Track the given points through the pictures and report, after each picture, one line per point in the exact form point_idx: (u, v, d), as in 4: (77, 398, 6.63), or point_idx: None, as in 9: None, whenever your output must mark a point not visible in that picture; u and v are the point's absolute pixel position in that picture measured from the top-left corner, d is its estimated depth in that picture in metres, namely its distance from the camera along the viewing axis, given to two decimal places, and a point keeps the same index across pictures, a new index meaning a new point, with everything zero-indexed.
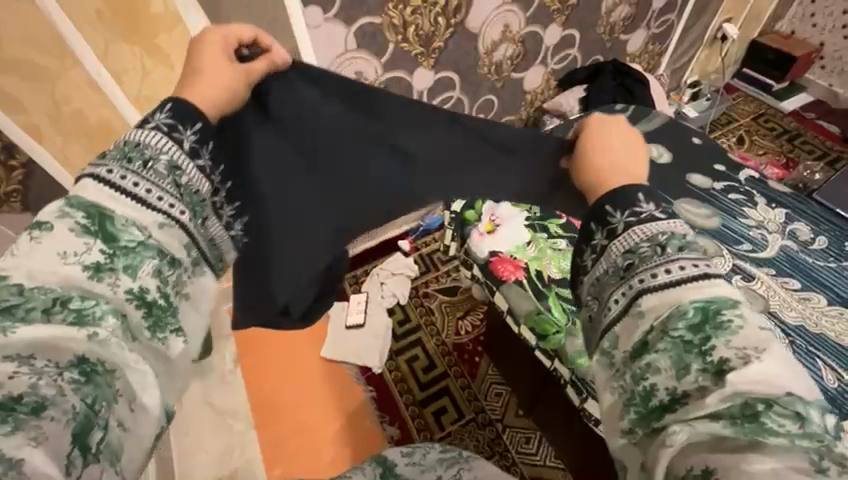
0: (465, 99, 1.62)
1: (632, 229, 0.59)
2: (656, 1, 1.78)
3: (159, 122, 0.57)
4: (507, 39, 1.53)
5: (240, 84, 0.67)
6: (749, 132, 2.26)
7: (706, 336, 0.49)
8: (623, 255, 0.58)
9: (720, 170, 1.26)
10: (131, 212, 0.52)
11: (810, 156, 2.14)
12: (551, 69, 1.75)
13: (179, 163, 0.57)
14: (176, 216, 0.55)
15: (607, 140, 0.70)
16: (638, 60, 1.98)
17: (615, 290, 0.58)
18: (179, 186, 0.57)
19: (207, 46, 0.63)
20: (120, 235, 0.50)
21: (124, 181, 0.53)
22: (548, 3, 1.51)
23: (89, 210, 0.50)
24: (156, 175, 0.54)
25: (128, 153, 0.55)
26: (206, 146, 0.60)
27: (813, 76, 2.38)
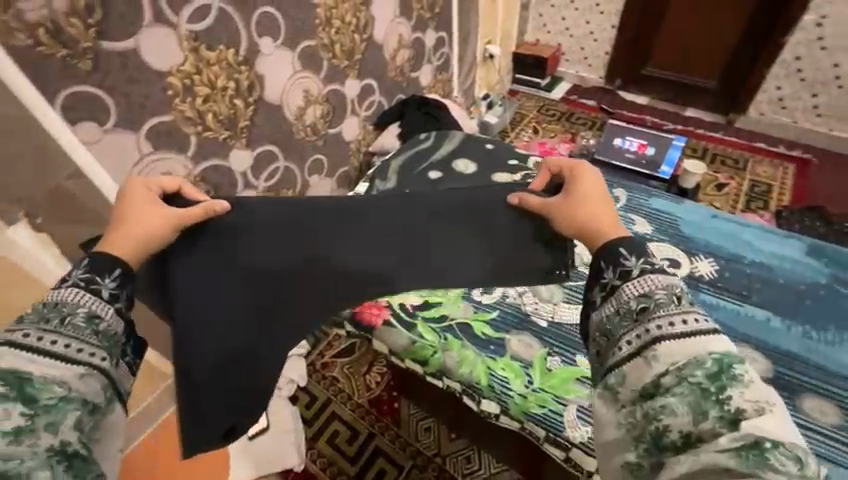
0: (293, 165, 1.63)
1: (644, 275, 0.69)
2: (427, 41, 2.07)
3: (77, 279, 0.65)
4: (312, 101, 1.60)
5: (166, 220, 0.80)
6: (538, 122, 2.73)
7: (721, 386, 0.56)
8: (638, 298, 0.67)
9: (514, 163, 1.48)
10: (51, 370, 0.57)
11: (585, 128, 2.67)
12: (363, 117, 1.89)
13: (98, 312, 0.64)
14: (96, 363, 0.61)
15: (597, 203, 0.83)
16: (433, 91, 2.26)
17: (629, 332, 0.66)
18: (99, 334, 0.63)
19: (142, 201, 0.79)
20: (39, 395, 0.54)
21: (41, 341, 0.58)
22: (336, 63, 1.64)
23: (4, 377, 0.53)
24: (74, 329, 0.61)
25: (46, 314, 0.61)
26: (126, 290, 0.68)
27: (563, 69, 3.00)
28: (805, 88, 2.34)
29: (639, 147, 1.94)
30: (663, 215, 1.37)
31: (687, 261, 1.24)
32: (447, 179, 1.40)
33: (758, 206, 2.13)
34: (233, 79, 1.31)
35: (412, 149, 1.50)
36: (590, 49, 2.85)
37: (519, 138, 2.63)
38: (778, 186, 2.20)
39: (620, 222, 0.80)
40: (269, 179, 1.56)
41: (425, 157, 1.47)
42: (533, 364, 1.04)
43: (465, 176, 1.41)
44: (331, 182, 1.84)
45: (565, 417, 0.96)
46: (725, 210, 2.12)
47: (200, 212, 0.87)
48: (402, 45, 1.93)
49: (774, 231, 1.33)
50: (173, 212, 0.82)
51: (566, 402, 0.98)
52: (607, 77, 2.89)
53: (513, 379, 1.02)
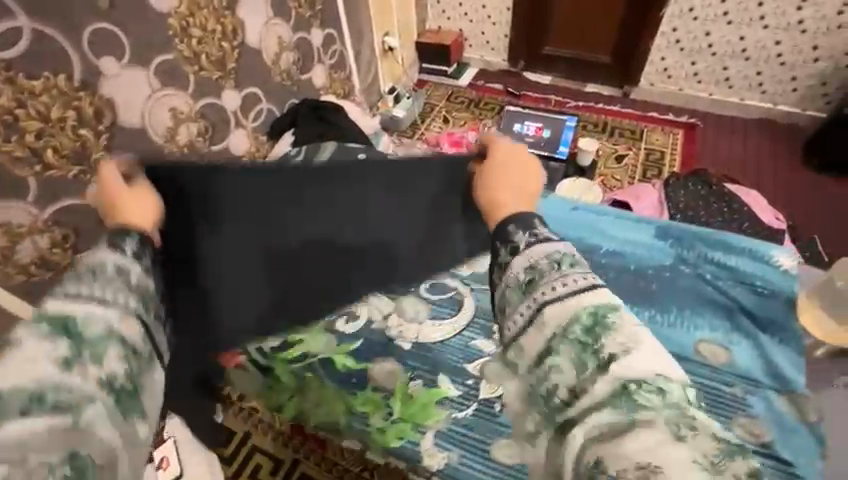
0: None
1: (531, 247, 0.65)
2: (314, 40, 1.97)
3: (106, 270, 0.62)
4: (183, 119, 1.48)
5: (145, 199, 0.74)
6: (448, 111, 2.72)
7: (595, 336, 0.57)
8: (525, 271, 0.64)
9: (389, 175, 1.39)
10: (63, 382, 0.51)
11: (492, 113, 2.69)
12: (252, 128, 1.78)
13: (117, 316, 0.59)
14: (101, 386, 0.54)
15: (517, 165, 0.77)
16: (331, 90, 2.17)
17: (519, 305, 0.63)
18: (130, 288, 0.63)
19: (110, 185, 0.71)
20: (44, 402, 0.50)
21: (50, 351, 0.53)
22: (206, 75, 1.51)
23: (8, 383, 0.49)
24: (82, 344, 0.55)
25: (60, 316, 0.56)
26: (149, 292, 0.66)
27: (468, 54, 2.99)
28: (684, 57, 2.49)
29: (536, 130, 1.98)
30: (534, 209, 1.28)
31: None
32: None
33: (652, 174, 2.26)
34: (72, 107, 1.17)
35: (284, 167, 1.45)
36: (490, 33, 2.86)
37: (429, 130, 2.61)
38: (670, 153, 2.35)
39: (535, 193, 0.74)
40: None
41: None
42: (395, 394, 1.07)
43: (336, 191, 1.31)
44: None
45: (423, 448, 1.00)
46: (625, 181, 2.22)
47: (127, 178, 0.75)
48: (284, 46, 1.82)
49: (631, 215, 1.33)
50: (113, 183, 0.71)
51: (425, 431, 1.02)
52: (510, 60, 2.91)
53: (371, 412, 1.05)
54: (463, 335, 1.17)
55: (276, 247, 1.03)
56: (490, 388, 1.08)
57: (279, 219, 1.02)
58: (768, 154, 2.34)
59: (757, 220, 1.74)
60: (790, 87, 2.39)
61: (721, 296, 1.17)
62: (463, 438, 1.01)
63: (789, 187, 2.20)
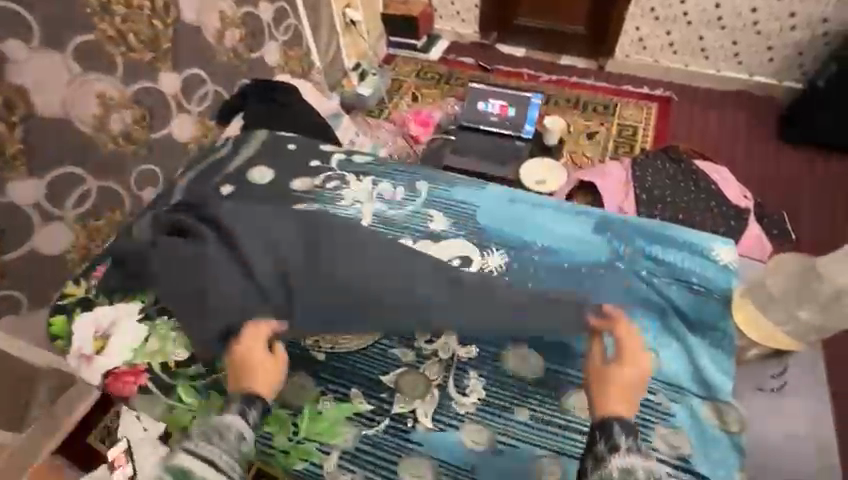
0: (111, 184, 1.42)
1: (631, 453, 0.75)
2: (262, 14, 1.84)
3: (235, 413, 0.82)
4: (113, 107, 1.37)
5: (271, 369, 0.90)
6: (417, 88, 2.59)
7: None
8: (620, 471, 0.73)
9: (315, 165, 1.29)
10: (213, 478, 0.75)
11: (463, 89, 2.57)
12: (198, 112, 1.64)
13: (244, 435, 0.81)
14: (232, 473, 0.77)
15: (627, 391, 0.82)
16: (289, 69, 2.03)
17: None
18: (239, 453, 0.80)
19: (251, 350, 0.91)
20: (192, 474, 0.74)
21: (201, 448, 0.77)
22: (135, 57, 1.40)
23: (176, 471, 0.74)
24: (223, 441, 0.79)
25: (207, 433, 0.79)
26: (251, 408, 0.84)
27: (439, 26, 2.84)
28: (660, 25, 2.39)
29: (501, 108, 1.89)
30: (456, 206, 1.19)
31: (478, 257, 1.10)
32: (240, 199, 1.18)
33: (624, 151, 2.19)
34: None
35: (207, 159, 1.33)
36: (461, 3, 2.71)
37: (397, 108, 2.48)
38: (643, 128, 2.28)
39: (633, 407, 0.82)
40: (78, 205, 1.35)
41: (222, 166, 1.30)
42: (303, 411, 0.99)
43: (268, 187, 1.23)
44: None
45: (325, 467, 0.95)
46: (596, 159, 2.16)
47: (259, 349, 0.92)
48: (229, 22, 1.68)
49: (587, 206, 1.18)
50: (270, 359, 0.92)
51: (329, 449, 0.96)
52: (482, 32, 2.77)
53: (277, 432, 0.98)
54: (381, 343, 1.06)
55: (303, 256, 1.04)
56: (461, 406, 0.98)
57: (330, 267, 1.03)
58: (741, 128, 2.28)
59: (725, 198, 1.69)
60: (767, 58, 2.32)
61: (654, 293, 1.04)
62: (375, 461, 0.95)
63: (761, 163, 2.16)
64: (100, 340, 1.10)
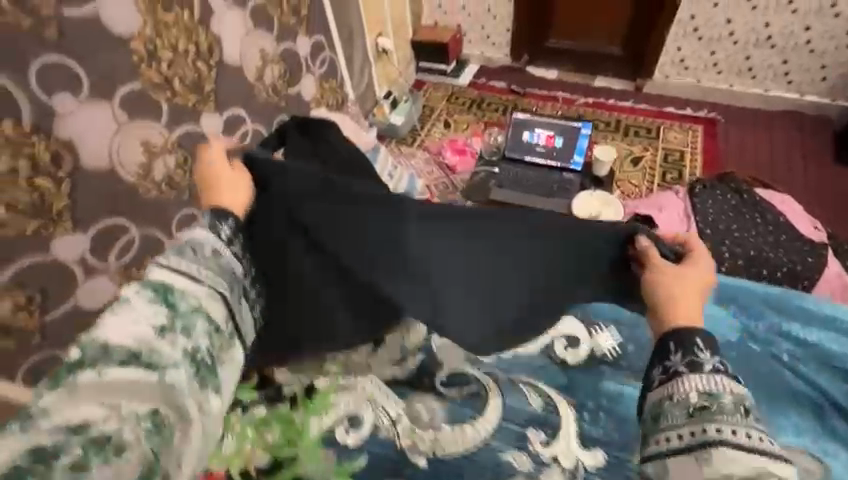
0: (154, 231, 1.37)
1: (715, 376, 0.61)
2: (299, 48, 1.80)
3: (195, 242, 0.65)
4: (157, 153, 1.33)
5: (244, 184, 0.76)
6: (449, 114, 2.53)
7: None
8: (702, 396, 0.60)
9: None
10: (156, 320, 0.57)
11: (497, 114, 2.50)
12: None
13: (202, 273, 0.63)
14: (204, 306, 0.61)
15: (687, 290, 0.68)
16: (323, 102, 1.98)
17: (682, 427, 0.59)
18: (200, 287, 0.62)
19: (232, 181, 0.75)
20: (153, 362, 0.54)
21: (155, 298, 0.58)
22: (181, 101, 1.36)
23: (133, 324, 0.55)
24: (186, 292, 0.61)
25: (164, 288, 0.59)
26: (225, 222, 0.69)
27: (468, 51, 2.79)
28: (702, 46, 2.31)
29: (547, 139, 1.80)
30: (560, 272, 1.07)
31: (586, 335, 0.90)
32: None
33: (673, 177, 2.09)
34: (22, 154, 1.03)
35: None
36: (491, 27, 2.66)
37: (431, 135, 2.42)
38: (690, 153, 2.18)
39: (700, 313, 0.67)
40: (122, 255, 1.29)
41: None
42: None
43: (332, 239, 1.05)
44: None
45: None
46: (643, 187, 2.06)
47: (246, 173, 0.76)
48: (269, 59, 1.64)
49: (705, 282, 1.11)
50: (238, 172, 0.75)
51: None
52: (513, 55, 2.69)
53: None
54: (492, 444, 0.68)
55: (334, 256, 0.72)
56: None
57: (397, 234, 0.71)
58: (797, 149, 2.17)
59: (796, 231, 1.58)
60: (819, 76, 2.22)
61: (803, 383, 0.92)
62: None
63: (822, 186, 2.05)
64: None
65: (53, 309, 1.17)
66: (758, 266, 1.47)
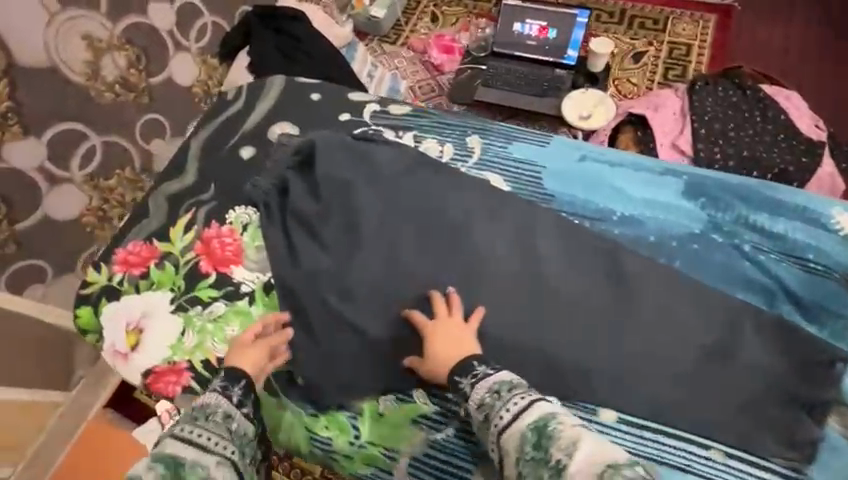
0: (118, 139, 1.32)
1: (476, 384, 0.86)
2: None
3: (223, 390, 0.90)
4: (104, 50, 1.22)
5: (265, 354, 0.96)
6: (437, 5, 2.25)
7: (544, 448, 0.77)
8: (480, 409, 0.85)
9: (346, 118, 1.18)
10: (189, 452, 0.82)
11: (490, 4, 2.23)
12: (198, 49, 1.47)
13: (230, 412, 0.89)
14: (227, 453, 0.85)
15: (451, 334, 0.93)
16: None
17: (489, 433, 0.84)
18: (231, 432, 0.88)
19: (238, 340, 0.98)
20: (191, 473, 0.80)
21: (193, 432, 0.84)
22: None
23: (166, 459, 0.80)
24: (215, 424, 0.87)
25: (194, 414, 0.87)
26: (237, 384, 0.92)
27: None
28: None
29: (540, 30, 1.64)
30: (514, 166, 1.12)
31: None
32: (260, 154, 1.15)
33: (675, 74, 1.93)
34: None
35: (217, 116, 1.22)
36: None
37: (416, 30, 2.19)
38: (698, 46, 1.98)
39: (469, 344, 0.92)
40: (85, 163, 1.27)
41: (234, 123, 1.19)
42: (363, 414, 1.00)
43: (312, 145, 1.11)
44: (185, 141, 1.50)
45: (393, 471, 0.98)
46: (642, 85, 1.91)
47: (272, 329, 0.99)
48: None
49: (675, 165, 1.10)
50: (263, 342, 0.97)
51: (394, 455, 0.98)
52: None
53: (336, 435, 1.00)
54: None
55: (347, 203, 1.06)
56: None
57: (359, 164, 1.08)
58: (811, 44, 1.97)
59: (794, 128, 1.49)
60: None
61: (761, 273, 1.00)
62: (442, 465, 0.96)
63: (833, 86, 1.87)
64: (133, 336, 1.02)
65: (24, 219, 1.20)
66: (748, 167, 1.41)
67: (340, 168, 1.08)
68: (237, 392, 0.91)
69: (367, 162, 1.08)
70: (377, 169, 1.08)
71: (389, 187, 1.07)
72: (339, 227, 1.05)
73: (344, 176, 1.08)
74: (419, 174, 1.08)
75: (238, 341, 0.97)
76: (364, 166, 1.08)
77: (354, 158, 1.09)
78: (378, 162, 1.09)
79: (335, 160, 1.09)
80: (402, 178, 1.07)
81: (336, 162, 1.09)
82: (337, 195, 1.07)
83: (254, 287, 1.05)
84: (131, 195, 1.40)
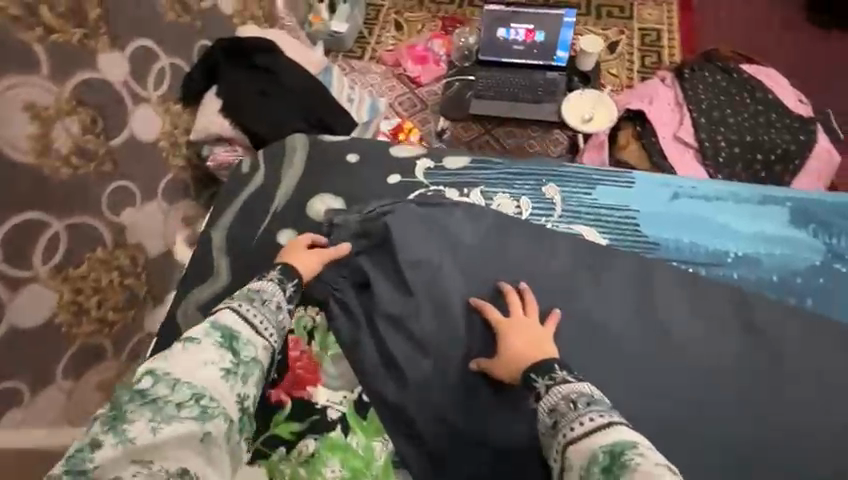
0: (86, 219, 1.12)
1: (552, 389, 0.76)
2: None
3: (289, 291, 0.90)
4: (53, 118, 1.03)
5: (319, 260, 0.97)
6: (398, 12, 2.12)
7: (615, 477, 0.64)
8: (550, 413, 0.74)
9: (395, 181, 1.10)
10: (246, 335, 0.80)
11: (453, 6, 2.12)
12: (158, 97, 1.28)
13: (281, 305, 0.87)
14: (270, 340, 0.83)
15: (532, 334, 0.87)
16: (249, 18, 1.54)
17: (553, 447, 0.73)
18: (278, 321, 0.85)
19: (297, 244, 0.99)
20: (241, 351, 0.78)
21: (246, 311, 0.83)
22: (59, 40, 1.02)
23: (224, 333, 0.78)
24: (265, 310, 0.84)
25: (253, 296, 0.85)
26: (294, 284, 0.91)
27: None
28: None
29: (527, 34, 1.58)
30: (606, 215, 1.04)
31: None
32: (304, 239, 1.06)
33: (652, 61, 1.93)
34: None
35: (240, 196, 1.11)
36: None
37: (382, 41, 2.05)
38: (667, 30, 2.00)
39: (550, 346, 0.85)
40: (50, 255, 1.06)
41: (253, 199, 1.10)
42: None
43: (384, 228, 1.01)
44: (158, 203, 1.31)
45: None
46: (623, 76, 1.90)
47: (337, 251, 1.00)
48: None
49: (772, 191, 1.06)
50: (325, 252, 0.98)
51: None
52: None
53: None
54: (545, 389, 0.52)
55: (440, 296, 0.95)
56: None
57: (443, 247, 0.99)
58: (771, 15, 2.01)
59: (784, 107, 1.52)
60: None
61: None
62: None
63: (799, 55, 1.92)
64: None
65: None
66: (753, 152, 1.45)
67: (427, 256, 0.98)
68: (293, 294, 0.91)
69: (454, 244, 0.99)
70: (467, 251, 0.99)
71: (484, 269, 0.97)
72: (435, 322, 0.94)
73: (434, 265, 0.97)
74: (513, 249, 0.99)
75: (293, 242, 1.00)
76: (450, 250, 0.99)
77: (438, 241, 1.00)
78: (465, 242, 1.00)
79: (421, 242, 1.00)
80: (494, 256, 0.98)
81: (419, 250, 0.99)
82: (428, 288, 0.96)
83: (344, 409, 0.91)
84: (108, 278, 1.19)
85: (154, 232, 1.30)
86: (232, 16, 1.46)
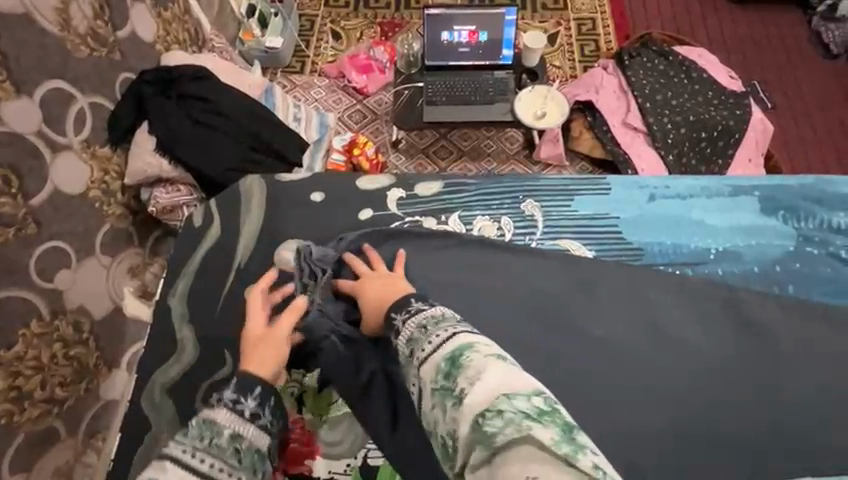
0: (13, 292, 0.98)
1: (411, 322, 0.71)
2: None
3: (243, 406, 0.74)
4: None
5: (278, 344, 0.83)
6: (334, 20, 2.04)
7: (452, 377, 0.61)
8: (408, 344, 0.69)
9: (368, 215, 1.06)
10: None
11: (390, 10, 2.06)
12: (81, 142, 1.14)
13: (241, 431, 0.72)
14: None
15: (384, 283, 0.87)
16: (175, 43, 1.41)
17: (409, 373, 0.68)
18: (240, 453, 0.71)
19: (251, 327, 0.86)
20: None
21: (193, 458, 0.69)
22: None
23: None
24: (218, 449, 0.70)
25: (201, 432, 0.71)
26: (251, 397, 0.75)
27: None
28: None
29: (469, 34, 1.53)
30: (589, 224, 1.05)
31: None
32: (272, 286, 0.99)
33: (591, 50, 1.98)
34: None
35: (200, 248, 1.05)
36: None
37: (321, 52, 1.97)
38: (601, 18, 2.05)
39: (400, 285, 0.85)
40: None
41: (213, 249, 1.04)
42: None
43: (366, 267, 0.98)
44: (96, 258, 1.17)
45: None
46: (566, 68, 1.94)
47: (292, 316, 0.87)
48: None
49: (740, 182, 1.11)
50: (278, 329, 0.85)
51: None
52: None
53: None
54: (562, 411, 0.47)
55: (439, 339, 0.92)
56: None
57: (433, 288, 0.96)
58: None
59: (718, 84, 1.60)
60: None
61: None
62: None
63: (723, 34, 2.02)
64: None
65: None
66: (697, 131, 1.52)
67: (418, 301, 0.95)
68: (258, 407, 0.75)
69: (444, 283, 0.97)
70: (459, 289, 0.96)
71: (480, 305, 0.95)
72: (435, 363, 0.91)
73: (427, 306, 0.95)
74: (506, 276, 0.97)
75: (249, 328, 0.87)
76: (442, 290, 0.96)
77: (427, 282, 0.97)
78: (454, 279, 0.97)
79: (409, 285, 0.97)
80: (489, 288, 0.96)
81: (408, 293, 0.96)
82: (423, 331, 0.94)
83: (350, 478, 0.88)
84: (50, 351, 1.06)
85: (96, 291, 1.17)
86: (154, 43, 1.33)
